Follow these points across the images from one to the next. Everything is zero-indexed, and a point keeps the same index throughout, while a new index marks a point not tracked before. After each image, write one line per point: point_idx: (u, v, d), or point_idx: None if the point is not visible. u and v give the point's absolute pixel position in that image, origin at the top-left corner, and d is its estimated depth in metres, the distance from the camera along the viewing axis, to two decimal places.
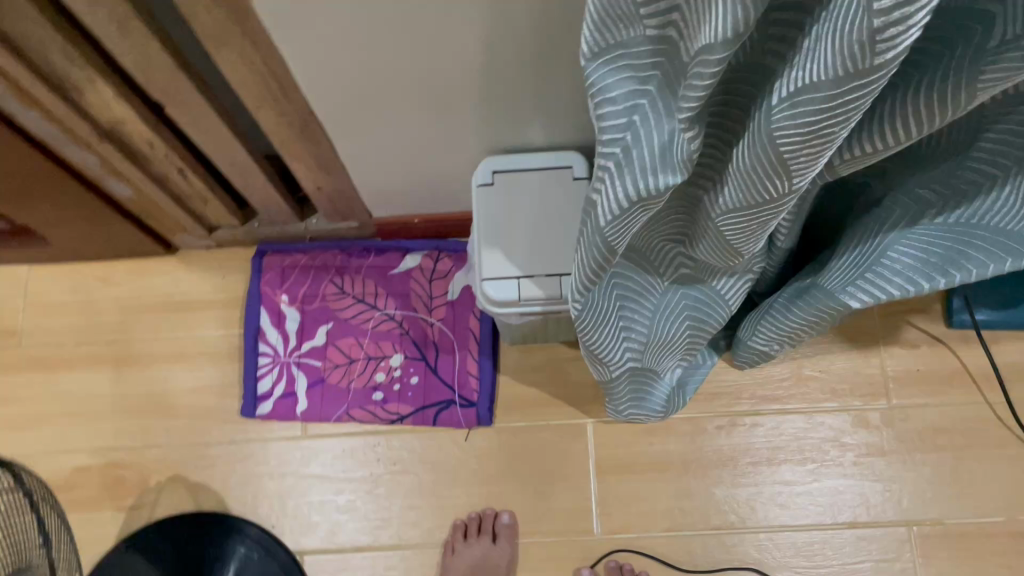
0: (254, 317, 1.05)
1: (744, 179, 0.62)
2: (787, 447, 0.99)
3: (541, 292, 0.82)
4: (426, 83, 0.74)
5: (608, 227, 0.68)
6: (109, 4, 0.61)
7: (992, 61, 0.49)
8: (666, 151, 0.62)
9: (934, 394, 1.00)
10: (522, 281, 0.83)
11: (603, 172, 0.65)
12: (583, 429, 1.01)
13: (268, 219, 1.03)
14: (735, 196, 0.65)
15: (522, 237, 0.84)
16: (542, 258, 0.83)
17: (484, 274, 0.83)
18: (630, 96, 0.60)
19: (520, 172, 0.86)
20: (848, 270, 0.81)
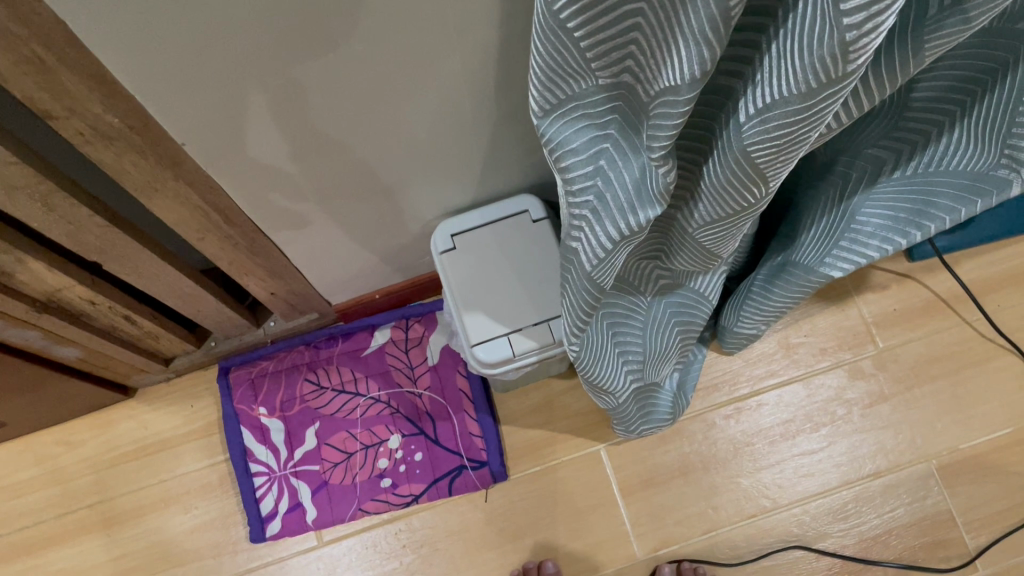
0: (237, 438, 1.00)
1: (720, 193, 0.61)
2: (796, 418, 1.00)
3: (534, 343, 0.81)
4: (368, 170, 0.71)
5: (595, 270, 0.67)
6: (31, 185, 0.56)
7: (937, 26, 0.45)
8: (641, 187, 0.60)
9: (917, 328, 1.02)
10: (511, 337, 0.81)
11: (580, 219, 0.63)
12: (598, 456, 1.00)
13: (224, 335, 0.99)
14: (710, 211, 0.65)
15: (499, 293, 0.83)
16: (526, 308, 0.82)
17: (472, 340, 0.82)
18: (593, 142, 0.59)
19: (478, 229, 0.84)
20: (821, 241, 0.82)
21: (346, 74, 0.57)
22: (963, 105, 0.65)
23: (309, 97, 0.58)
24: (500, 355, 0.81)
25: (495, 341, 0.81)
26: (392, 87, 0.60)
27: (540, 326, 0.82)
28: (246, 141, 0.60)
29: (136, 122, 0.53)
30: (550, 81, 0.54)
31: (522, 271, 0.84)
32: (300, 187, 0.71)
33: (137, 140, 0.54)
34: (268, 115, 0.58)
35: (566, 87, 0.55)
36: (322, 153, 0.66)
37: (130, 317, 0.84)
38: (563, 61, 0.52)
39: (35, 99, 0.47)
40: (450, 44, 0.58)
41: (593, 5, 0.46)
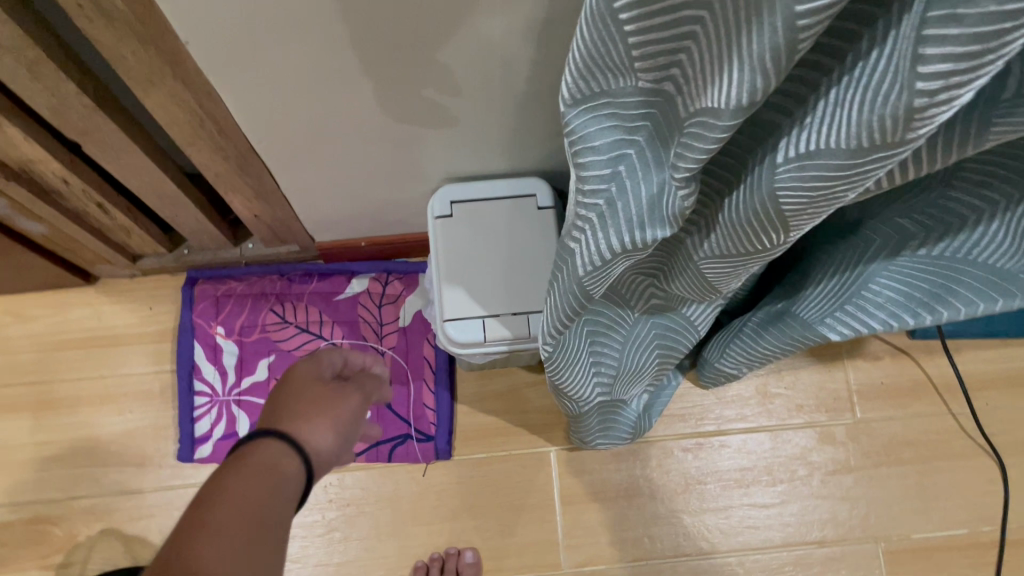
0: (187, 352, 0.96)
1: (736, 229, 0.57)
2: (756, 468, 0.97)
3: (508, 333, 0.79)
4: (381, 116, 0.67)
5: (587, 276, 0.63)
6: (18, 49, 0.52)
7: (1006, 116, 0.39)
8: (655, 204, 0.56)
9: (899, 407, 0.99)
10: (487, 321, 0.79)
11: (585, 222, 0.59)
12: (547, 458, 0.97)
13: (199, 245, 0.95)
14: (720, 246, 0.61)
15: (485, 275, 0.79)
16: (508, 296, 0.79)
17: (446, 315, 0.79)
18: (618, 145, 0.54)
19: (481, 203, 0.80)
20: (827, 299, 0.78)
21: (376, 11, 0.52)
22: (1009, 197, 0.59)
23: (331, 26, 0.53)
24: (471, 338, 0.79)
25: (469, 322, 0.79)
26: (423, 37, 0.56)
27: (518, 318, 0.79)
28: (256, 56, 0.56)
29: (141, 9, 0.48)
30: (588, 70, 0.50)
31: (514, 257, 0.80)
32: (305, 116, 0.66)
33: (138, 28, 0.50)
34: (284, 35, 0.54)
35: (602, 81, 0.50)
36: (336, 87, 0.62)
37: (104, 206, 0.80)
38: (607, 52, 0.48)
39: None
40: (493, 8, 0.53)
41: None
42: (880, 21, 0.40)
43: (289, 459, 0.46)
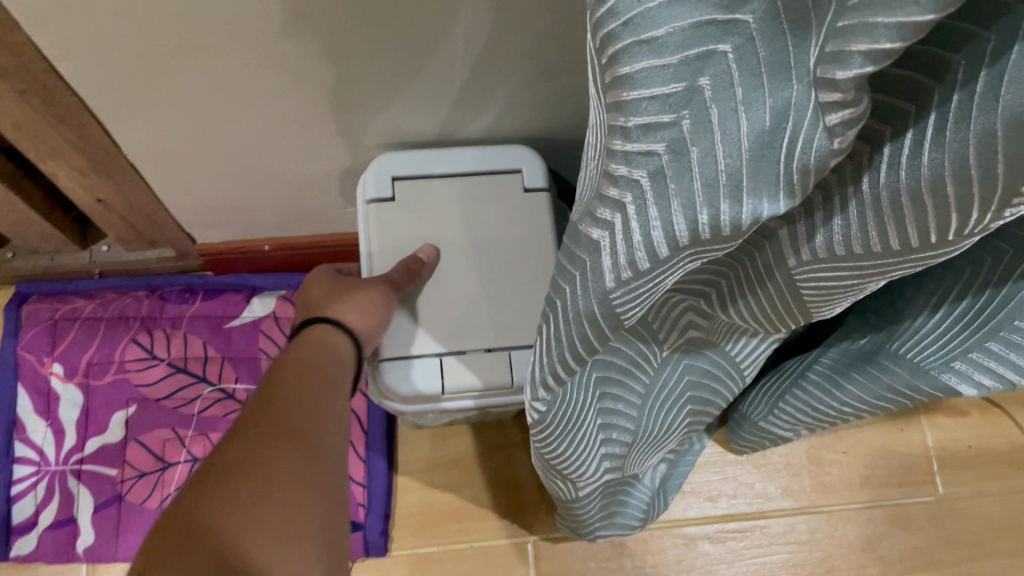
0: (6, 403, 0.68)
1: (931, 209, 0.25)
2: (809, 564, 0.70)
3: (477, 381, 0.51)
4: (272, 29, 0.40)
5: (625, 314, 0.28)
6: None
7: None
8: (772, 166, 0.21)
9: (994, 480, 0.74)
10: (448, 363, 0.51)
11: (598, 230, 0.24)
12: (524, 552, 0.69)
13: (29, 248, 0.68)
14: (888, 233, 0.27)
15: (446, 292, 0.52)
16: (479, 325, 0.52)
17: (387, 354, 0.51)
18: (694, 35, 0.19)
19: (434, 179, 0.53)
20: (954, 334, 0.47)
21: None
22: None
23: None
24: (421, 390, 0.51)
25: (421, 364, 0.51)
26: None
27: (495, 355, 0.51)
28: None
29: None
30: None
31: (487, 262, 0.53)
32: (142, 22, 0.38)
33: None
34: None
35: None
36: None
37: None
38: None
39: None
40: None
41: None
42: None
43: (334, 351, 0.48)
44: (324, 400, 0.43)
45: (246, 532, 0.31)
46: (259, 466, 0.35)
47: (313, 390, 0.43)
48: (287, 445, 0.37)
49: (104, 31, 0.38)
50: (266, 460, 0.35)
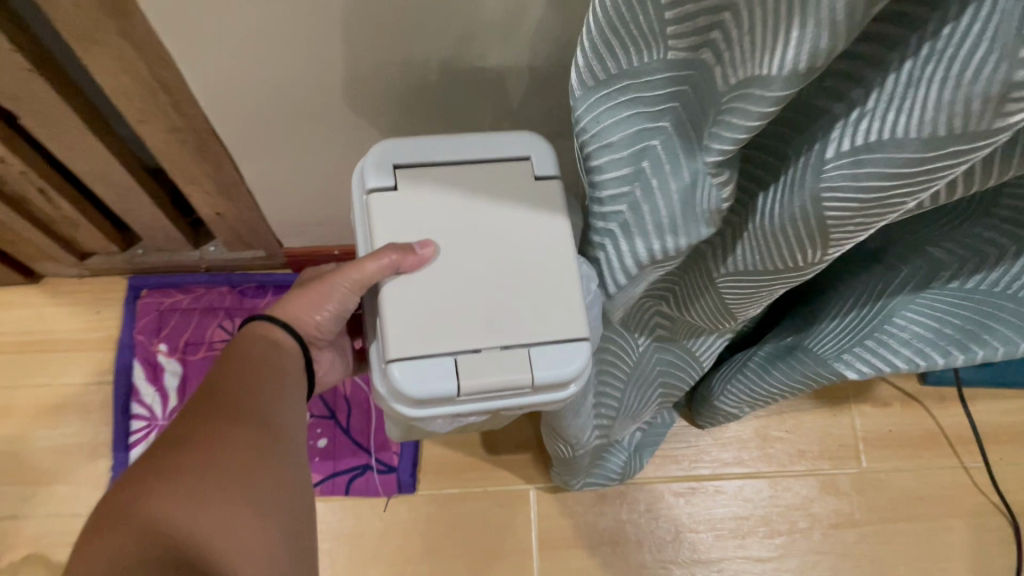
0: (125, 372, 0.88)
1: (766, 241, 0.49)
2: (752, 517, 0.88)
3: (488, 382, 0.44)
4: (360, 97, 0.60)
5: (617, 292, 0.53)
6: None
7: None
8: (686, 203, 0.46)
9: (909, 459, 0.91)
10: (463, 362, 0.44)
11: (604, 240, 0.51)
12: (525, 497, 0.88)
13: (156, 245, 0.87)
14: (756, 261, 0.51)
15: (438, 284, 0.45)
16: (491, 323, 0.45)
17: (395, 350, 0.44)
18: (639, 136, 0.44)
19: (433, 163, 0.48)
20: (843, 334, 0.70)
21: None
22: None
23: None
24: (432, 391, 0.44)
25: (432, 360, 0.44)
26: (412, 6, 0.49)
27: (509, 351, 0.45)
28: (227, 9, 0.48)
29: None
30: (611, 53, 0.41)
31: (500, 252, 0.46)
32: (275, 92, 0.58)
33: None
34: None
35: (622, 57, 0.41)
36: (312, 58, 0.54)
37: (46, 192, 0.73)
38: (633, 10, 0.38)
39: None
40: None
41: None
42: None
43: (278, 347, 0.51)
44: (275, 379, 0.48)
45: (167, 499, 0.39)
46: (165, 464, 0.40)
47: (254, 366, 0.48)
48: (197, 438, 0.42)
49: (251, 97, 0.59)
50: (177, 458, 0.41)
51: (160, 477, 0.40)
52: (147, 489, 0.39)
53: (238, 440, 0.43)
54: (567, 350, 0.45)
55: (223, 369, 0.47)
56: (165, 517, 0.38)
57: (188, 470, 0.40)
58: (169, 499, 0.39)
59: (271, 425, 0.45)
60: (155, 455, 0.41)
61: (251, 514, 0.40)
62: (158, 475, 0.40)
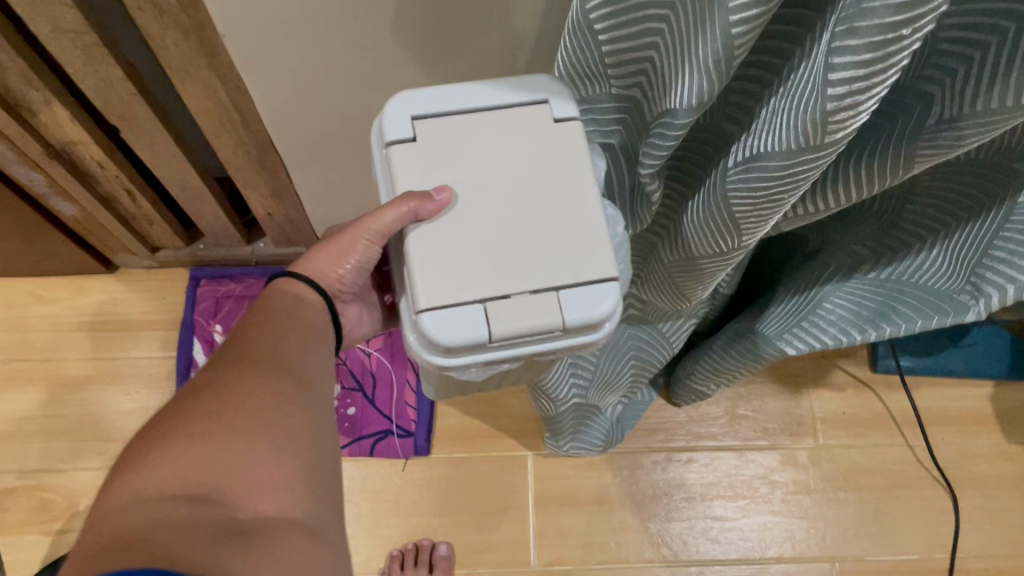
0: (186, 347, 1.04)
1: (696, 233, 0.64)
2: (719, 483, 1.03)
3: (520, 325, 0.49)
4: None
5: None
6: (74, 34, 0.61)
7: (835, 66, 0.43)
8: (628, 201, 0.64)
9: (860, 436, 1.05)
10: (491, 309, 0.49)
11: None
12: (523, 461, 1.03)
13: (215, 242, 1.05)
14: (688, 249, 0.68)
15: (463, 230, 0.50)
16: (513, 271, 0.49)
17: (428, 301, 0.48)
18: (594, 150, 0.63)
19: (449, 115, 0.52)
20: (784, 318, 0.84)
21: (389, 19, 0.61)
22: (948, 225, 0.68)
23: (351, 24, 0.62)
24: (468, 338, 0.49)
25: (463, 310, 0.49)
26: (426, 42, 0.65)
27: (539, 297, 0.49)
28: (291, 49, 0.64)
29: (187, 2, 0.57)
30: (575, 88, 0.58)
31: (527, 202, 0.51)
32: (323, 112, 0.74)
33: (183, 20, 0.58)
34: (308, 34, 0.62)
35: (582, 87, 0.58)
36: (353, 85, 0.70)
37: (132, 194, 0.89)
38: (586, 58, 0.55)
39: None
40: (492, 23, 0.63)
41: (622, 14, 0.50)
42: (806, 38, 0.48)
43: (303, 301, 0.59)
44: (277, 345, 0.53)
45: (169, 472, 0.42)
46: (182, 421, 0.45)
47: (281, 328, 0.55)
48: (216, 387, 0.48)
49: (303, 117, 0.74)
50: (199, 404, 0.46)
51: (175, 436, 0.44)
52: (161, 454, 0.43)
53: (258, 384, 0.49)
54: (594, 291, 0.50)
55: (249, 331, 0.54)
56: (180, 476, 0.42)
57: (205, 416, 0.45)
58: (182, 460, 0.42)
59: (289, 367, 0.52)
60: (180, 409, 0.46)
61: (269, 455, 0.44)
62: (174, 433, 0.44)
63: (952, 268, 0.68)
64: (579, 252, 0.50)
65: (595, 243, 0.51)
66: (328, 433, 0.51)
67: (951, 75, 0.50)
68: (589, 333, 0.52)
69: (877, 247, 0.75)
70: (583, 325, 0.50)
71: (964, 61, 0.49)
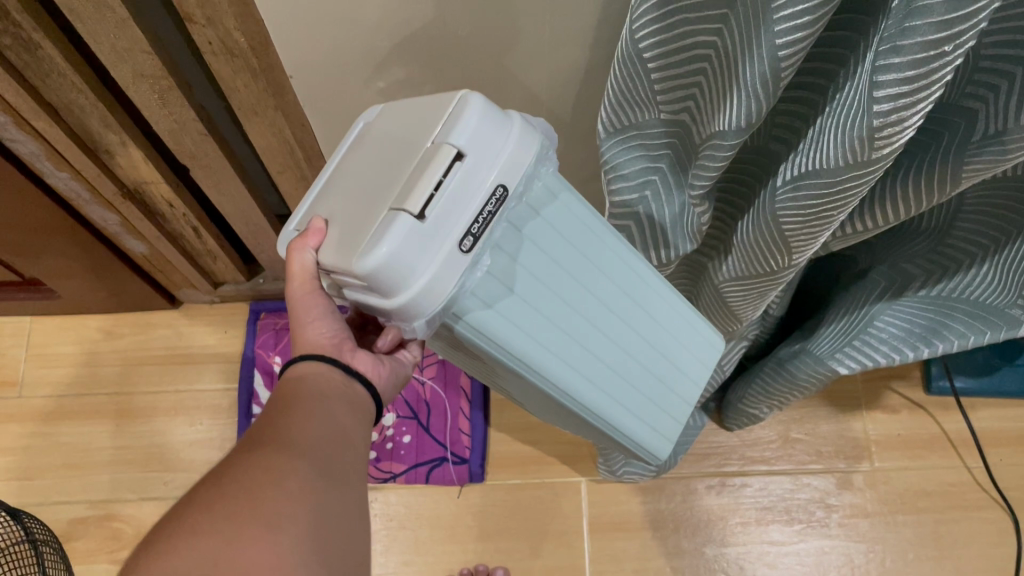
0: (248, 379, 1.08)
1: (747, 251, 0.66)
2: (774, 507, 1.03)
3: (418, 183, 0.40)
4: None
5: None
6: (152, 77, 0.65)
7: (880, 85, 0.45)
8: (678, 225, 0.67)
9: (916, 458, 1.04)
10: (394, 202, 0.41)
11: None
12: (578, 487, 1.04)
13: (275, 275, 1.10)
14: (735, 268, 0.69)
15: (343, 214, 0.46)
16: (393, 176, 0.43)
17: (354, 258, 0.41)
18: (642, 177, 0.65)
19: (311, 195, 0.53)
20: (836, 337, 0.84)
21: (445, 52, 0.65)
22: (997, 241, 0.69)
23: (407, 61, 0.66)
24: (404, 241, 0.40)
25: (381, 226, 0.41)
26: (476, 74, 0.69)
27: (424, 159, 0.42)
28: (353, 82, 0.68)
29: (259, 44, 0.61)
30: (624, 115, 0.60)
31: (376, 151, 0.48)
32: None
33: (254, 61, 0.62)
34: (366, 70, 0.67)
35: (632, 114, 0.60)
36: None
37: (198, 230, 0.94)
38: (635, 87, 0.57)
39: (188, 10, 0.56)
40: (543, 57, 0.67)
41: (671, 40, 0.52)
42: (849, 60, 0.50)
43: (317, 380, 0.50)
44: (297, 409, 0.47)
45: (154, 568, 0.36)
46: (174, 516, 0.39)
47: (299, 403, 0.48)
48: (219, 470, 0.42)
49: None
50: (197, 493, 0.40)
51: (164, 532, 0.38)
52: (147, 551, 0.37)
53: (258, 462, 0.42)
54: (461, 103, 0.42)
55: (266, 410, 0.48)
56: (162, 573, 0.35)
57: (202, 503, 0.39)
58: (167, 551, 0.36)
59: (306, 443, 0.45)
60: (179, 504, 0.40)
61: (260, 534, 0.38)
62: (165, 527, 0.38)
63: (1002, 284, 0.70)
64: (432, 116, 0.44)
65: (422, 110, 0.46)
66: (350, 511, 0.44)
67: (994, 90, 0.51)
68: (510, 138, 0.43)
69: (926, 265, 0.75)
70: (482, 136, 0.42)
71: (1004, 77, 0.51)
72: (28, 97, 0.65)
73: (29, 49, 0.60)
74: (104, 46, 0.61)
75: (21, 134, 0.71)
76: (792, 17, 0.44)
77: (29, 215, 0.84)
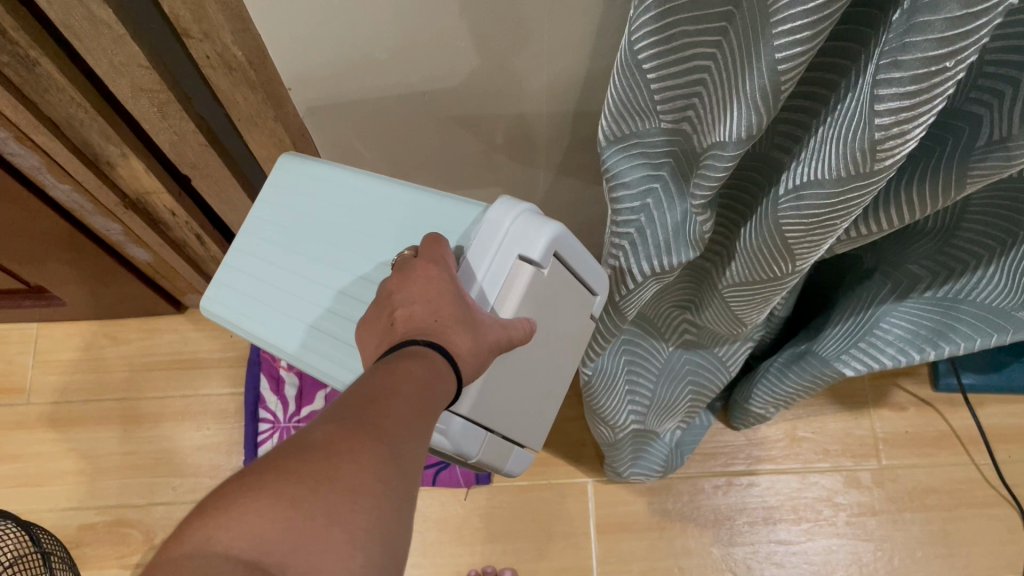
0: (255, 384, 1.10)
1: (750, 256, 0.65)
2: (781, 506, 1.03)
3: (492, 454, 0.59)
4: (449, 142, 0.80)
5: (625, 293, 0.72)
6: (152, 92, 0.65)
7: (881, 95, 0.44)
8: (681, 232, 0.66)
9: (924, 455, 1.04)
10: (486, 438, 0.57)
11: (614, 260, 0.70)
12: (584, 487, 1.05)
13: None
14: (737, 269, 0.69)
15: (511, 360, 0.55)
16: (512, 418, 0.60)
17: (469, 411, 0.53)
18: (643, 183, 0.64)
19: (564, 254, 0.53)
20: (842, 339, 0.83)
21: (444, 63, 0.65)
22: (1003, 243, 0.67)
23: (407, 71, 0.65)
24: (443, 443, 0.55)
25: (454, 434, 0.53)
26: (476, 82, 0.68)
27: (502, 446, 0.60)
28: (354, 91, 0.68)
29: (256, 59, 0.60)
30: (622, 122, 0.59)
31: (541, 355, 0.59)
32: None
33: (252, 75, 0.62)
34: (366, 79, 0.66)
35: (632, 123, 0.59)
36: (413, 116, 0.74)
37: (201, 236, 0.94)
38: (634, 97, 0.56)
39: (185, 27, 0.55)
40: (542, 66, 0.66)
41: (669, 53, 0.52)
42: (851, 72, 0.50)
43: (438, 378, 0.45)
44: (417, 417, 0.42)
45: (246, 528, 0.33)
46: (280, 477, 0.36)
47: (427, 411, 0.43)
48: (334, 446, 0.38)
49: None
50: (301, 462, 0.37)
51: (264, 488, 0.35)
52: (235, 509, 0.34)
53: (374, 465, 0.38)
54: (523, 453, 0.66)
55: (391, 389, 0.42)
56: (253, 547, 0.33)
57: (308, 479, 0.36)
58: (261, 521, 0.34)
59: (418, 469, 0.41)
60: (268, 464, 0.37)
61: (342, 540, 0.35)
62: (259, 489, 0.35)
63: (1010, 287, 0.69)
64: (545, 413, 0.65)
65: (554, 385, 0.65)
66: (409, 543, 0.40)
67: (999, 95, 0.50)
68: (527, 445, 0.66)
69: (933, 266, 0.74)
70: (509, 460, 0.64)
71: (1009, 84, 0.49)
72: (27, 113, 0.65)
73: (27, 66, 0.60)
74: (101, 62, 0.61)
75: (20, 148, 0.71)
76: (790, 32, 0.43)
77: (32, 226, 0.85)
